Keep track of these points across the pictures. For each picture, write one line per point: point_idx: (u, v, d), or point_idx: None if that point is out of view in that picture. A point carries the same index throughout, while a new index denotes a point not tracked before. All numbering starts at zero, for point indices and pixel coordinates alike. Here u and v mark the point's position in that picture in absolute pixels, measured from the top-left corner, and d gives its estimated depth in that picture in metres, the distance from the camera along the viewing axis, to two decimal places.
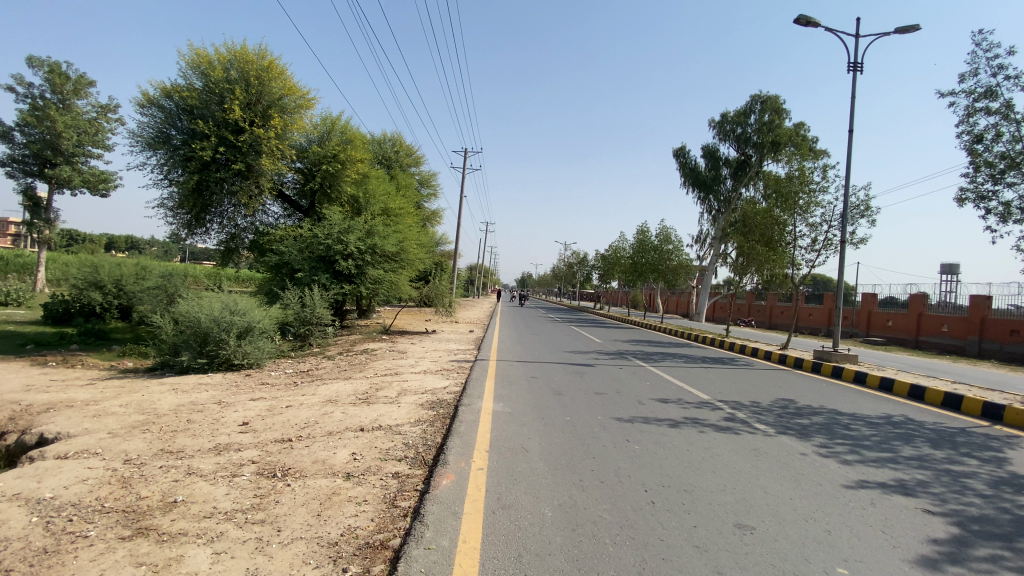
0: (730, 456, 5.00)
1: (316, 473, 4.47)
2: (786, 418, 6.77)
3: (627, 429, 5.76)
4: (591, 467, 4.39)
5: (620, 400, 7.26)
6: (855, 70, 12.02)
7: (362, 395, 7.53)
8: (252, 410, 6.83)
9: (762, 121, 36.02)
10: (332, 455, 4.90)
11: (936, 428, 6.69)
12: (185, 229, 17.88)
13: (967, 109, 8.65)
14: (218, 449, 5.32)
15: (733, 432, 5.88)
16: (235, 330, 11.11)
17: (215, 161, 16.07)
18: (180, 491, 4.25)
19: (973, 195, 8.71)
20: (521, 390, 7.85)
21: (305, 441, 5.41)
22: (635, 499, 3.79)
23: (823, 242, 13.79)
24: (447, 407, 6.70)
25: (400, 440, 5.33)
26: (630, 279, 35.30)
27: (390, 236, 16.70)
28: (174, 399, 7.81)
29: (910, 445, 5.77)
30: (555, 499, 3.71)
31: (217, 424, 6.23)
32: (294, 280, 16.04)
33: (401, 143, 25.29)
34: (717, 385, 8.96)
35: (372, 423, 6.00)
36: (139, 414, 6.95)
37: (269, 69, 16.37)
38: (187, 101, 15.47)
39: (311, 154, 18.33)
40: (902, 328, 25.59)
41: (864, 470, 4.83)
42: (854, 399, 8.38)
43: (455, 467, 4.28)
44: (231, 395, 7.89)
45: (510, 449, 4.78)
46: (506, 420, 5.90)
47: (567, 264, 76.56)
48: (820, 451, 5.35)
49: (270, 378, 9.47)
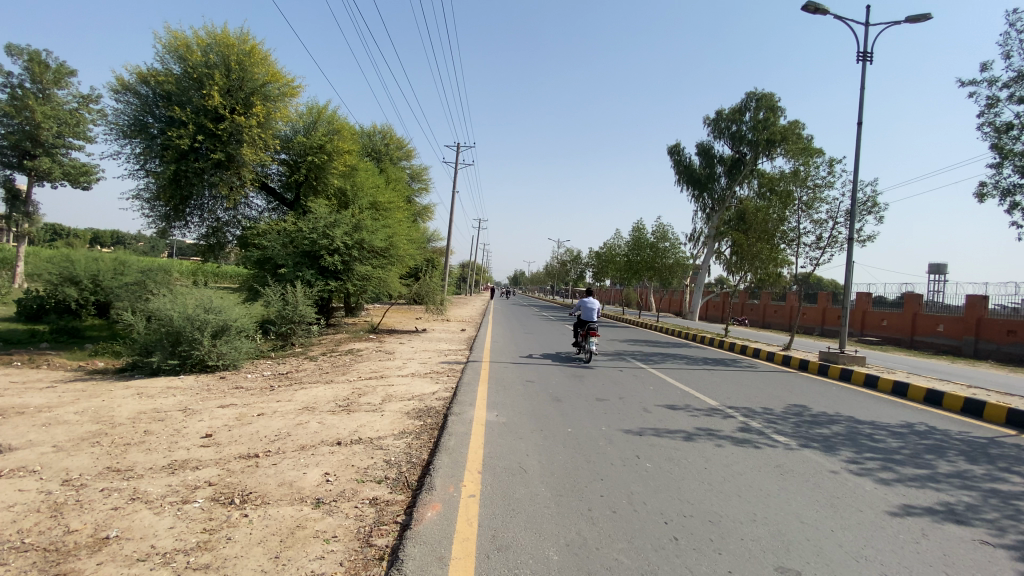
0: (754, 475, 4.45)
1: (281, 500, 3.83)
2: (804, 428, 6.24)
3: (635, 442, 5.21)
4: (599, 491, 3.83)
5: (625, 408, 6.71)
6: (864, 60, 11.55)
7: (343, 402, 6.87)
8: (219, 420, 6.16)
9: (757, 118, 35.59)
10: (301, 476, 4.27)
11: (965, 438, 6.17)
12: (164, 222, 17.08)
13: (990, 100, 8.21)
14: (173, 468, 4.66)
15: (752, 446, 5.33)
16: (209, 329, 10.40)
17: (194, 151, 15.26)
18: (115, 524, 3.58)
19: (996, 191, 8.24)
20: (516, 396, 7.26)
21: (273, 458, 4.75)
22: (655, 535, 3.21)
23: (828, 239, 13.30)
24: (436, 416, 6.08)
25: (381, 457, 4.69)
26: (624, 277, 34.83)
27: (378, 231, 15.97)
28: (137, 406, 7.12)
29: (943, 459, 5.24)
30: (560, 537, 3.12)
31: (177, 436, 5.56)
32: (277, 277, 15.32)
33: (391, 135, 24.53)
34: (724, 390, 8.44)
35: (352, 435, 5.35)
36: (93, 424, 6.26)
37: (251, 54, 15.57)
38: (164, 87, 14.69)
39: (295, 145, 17.62)
40: (897, 327, 25.35)
41: (905, 492, 4.29)
42: (870, 406, 7.84)
43: (442, 493, 3.68)
44: (199, 402, 7.20)
45: (507, 470, 4.19)
46: (501, 433, 5.30)
47: (560, 262, 76.18)
48: (851, 468, 4.80)
49: (246, 382, 8.77)
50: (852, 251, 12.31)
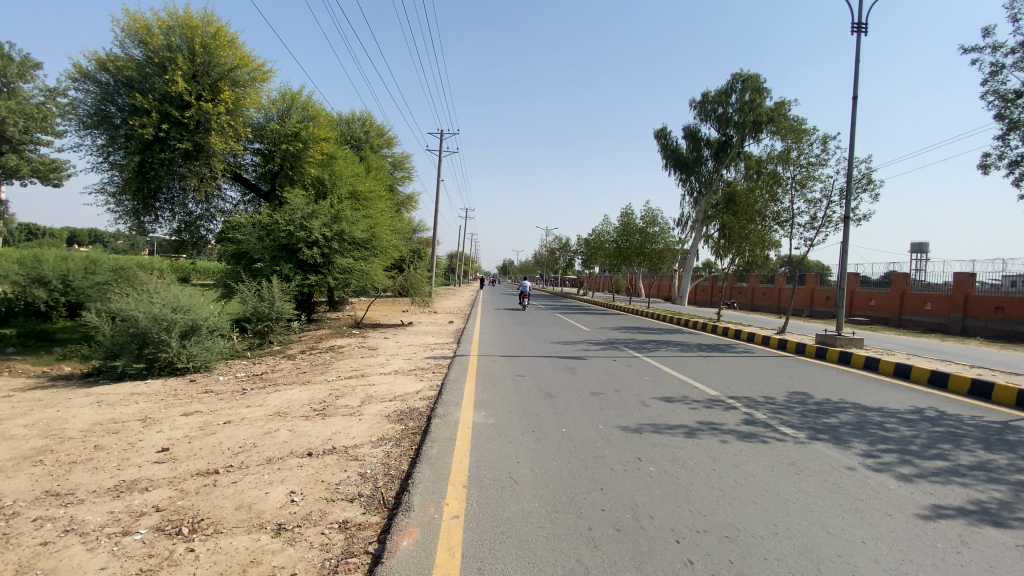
0: (768, 476, 4.06)
1: (236, 527, 3.35)
2: (811, 418, 5.87)
3: (635, 442, 4.78)
4: (600, 505, 3.39)
5: (622, 402, 6.30)
6: (858, 31, 11.10)
7: (318, 405, 6.36)
8: (179, 430, 5.61)
9: (743, 100, 35.16)
10: (263, 497, 3.77)
11: (978, 423, 5.85)
12: (133, 217, 16.27)
13: (994, 67, 7.84)
14: (120, 490, 4.14)
15: (760, 442, 4.93)
16: (177, 329, 9.76)
17: (159, 141, 14.43)
18: (38, 565, 3.07)
19: (1001, 162, 7.90)
20: (506, 393, 6.81)
21: (234, 475, 4.24)
22: (666, 559, 2.77)
23: (822, 218, 12.99)
24: (419, 419, 5.61)
25: (356, 469, 4.23)
26: (613, 263, 34.47)
27: (359, 222, 15.32)
28: (93, 416, 6.55)
29: (962, 448, 4.88)
30: (557, 567, 2.67)
31: (129, 452, 5.01)
32: (254, 272, 14.69)
33: (371, 122, 23.70)
34: (723, 378, 8.05)
35: (324, 445, 4.85)
36: (40, 439, 5.70)
37: (217, 36, 14.68)
38: (124, 73, 13.81)
39: (269, 133, 16.82)
40: (885, 307, 25.42)
41: (932, 490, 3.92)
42: (874, 391, 7.52)
43: (420, 515, 3.21)
44: (162, 410, 6.64)
45: (496, 482, 3.74)
46: (488, 437, 4.84)
47: (548, 250, 75.69)
48: (868, 463, 4.43)
49: (217, 385, 8.22)
50: (848, 230, 12.02)
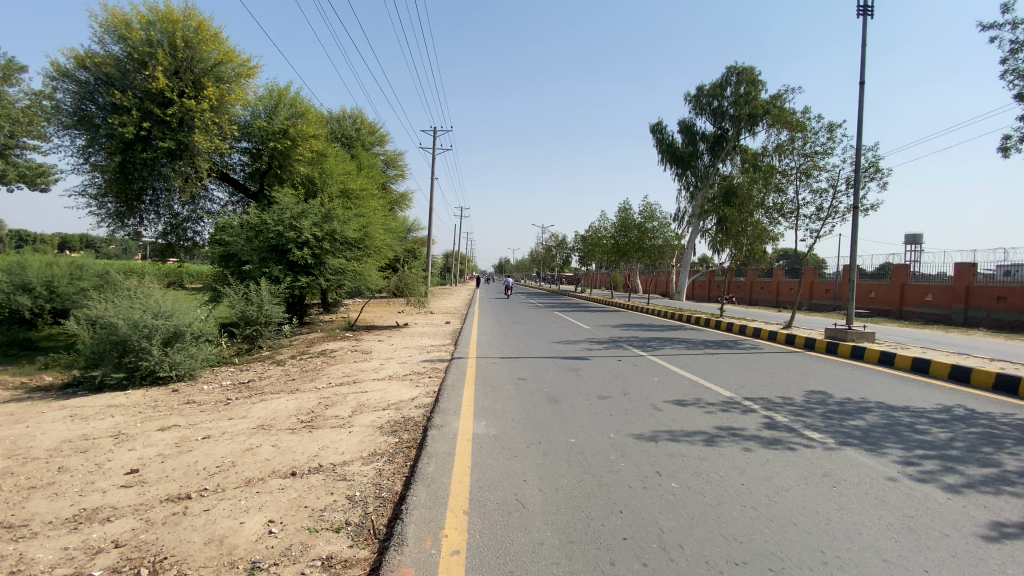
0: (804, 490, 3.65)
1: (203, 568, 2.90)
2: (836, 420, 5.46)
3: (652, 453, 4.36)
4: (620, 533, 2.97)
5: (632, 407, 5.87)
6: (864, 14, 10.70)
7: (305, 416, 5.90)
8: (153, 448, 5.14)
9: (739, 93, 34.69)
10: (238, 528, 3.33)
11: (1014, 422, 5.46)
12: (116, 220, 15.72)
13: (1015, 44, 7.44)
14: (80, 521, 3.68)
15: (787, 449, 4.51)
16: (159, 335, 9.25)
17: (141, 140, 13.92)
18: None
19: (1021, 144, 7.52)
20: (508, 398, 6.37)
21: (207, 501, 3.79)
22: None
23: (829, 208, 12.64)
24: (415, 431, 5.17)
25: (344, 491, 3.79)
26: (612, 260, 33.98)
27: (350, 220, 14.77)
28: (63, 433, 6.06)
29: (1005, 452, 4.49)
30: None
31: (95, 475, 4.54)
32: (242, 274, 14.20)
33: (362, 120, 23.14)
34: (736, 378, 7.63)
35: (309, 463, 4.39)
36: (2, 460, 5.23)
37: (199, 31, 14.11)
38: (103, 69, 13.25)
39: (256, 131, 16.32)
40: (885, 299, 25.11)
41: (986, 503, 3.51)
42: (897, 388, 7.11)
43: (415, 551, 2.77)
44: (138, 425, 6.15)
45: (503, 507, 3.31)
46: (490, 452, 4.39)
47: (545, 248, 75.13)
48: (910, 472, 4.02)
49: (201, 395, 7.73)
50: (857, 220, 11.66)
